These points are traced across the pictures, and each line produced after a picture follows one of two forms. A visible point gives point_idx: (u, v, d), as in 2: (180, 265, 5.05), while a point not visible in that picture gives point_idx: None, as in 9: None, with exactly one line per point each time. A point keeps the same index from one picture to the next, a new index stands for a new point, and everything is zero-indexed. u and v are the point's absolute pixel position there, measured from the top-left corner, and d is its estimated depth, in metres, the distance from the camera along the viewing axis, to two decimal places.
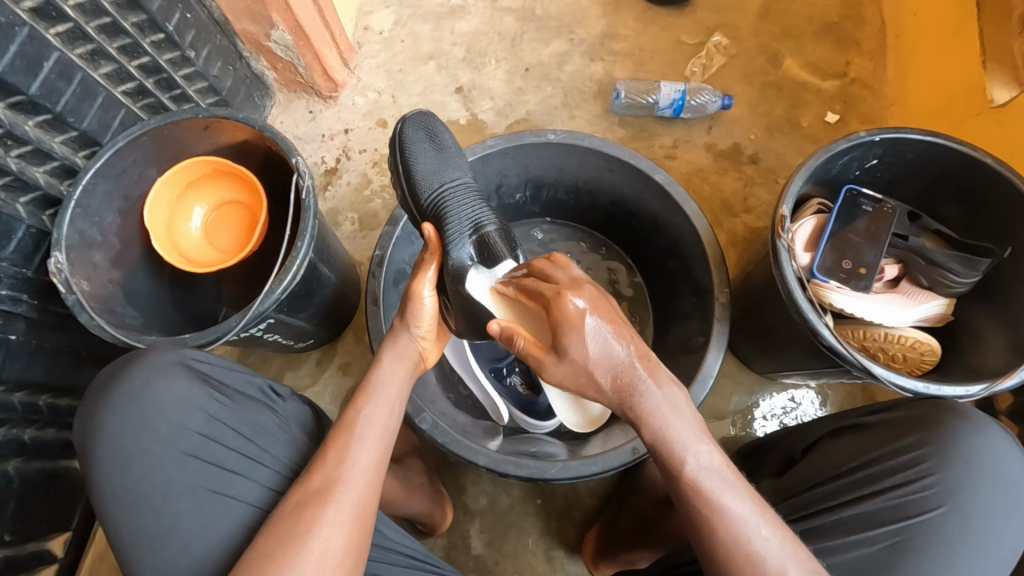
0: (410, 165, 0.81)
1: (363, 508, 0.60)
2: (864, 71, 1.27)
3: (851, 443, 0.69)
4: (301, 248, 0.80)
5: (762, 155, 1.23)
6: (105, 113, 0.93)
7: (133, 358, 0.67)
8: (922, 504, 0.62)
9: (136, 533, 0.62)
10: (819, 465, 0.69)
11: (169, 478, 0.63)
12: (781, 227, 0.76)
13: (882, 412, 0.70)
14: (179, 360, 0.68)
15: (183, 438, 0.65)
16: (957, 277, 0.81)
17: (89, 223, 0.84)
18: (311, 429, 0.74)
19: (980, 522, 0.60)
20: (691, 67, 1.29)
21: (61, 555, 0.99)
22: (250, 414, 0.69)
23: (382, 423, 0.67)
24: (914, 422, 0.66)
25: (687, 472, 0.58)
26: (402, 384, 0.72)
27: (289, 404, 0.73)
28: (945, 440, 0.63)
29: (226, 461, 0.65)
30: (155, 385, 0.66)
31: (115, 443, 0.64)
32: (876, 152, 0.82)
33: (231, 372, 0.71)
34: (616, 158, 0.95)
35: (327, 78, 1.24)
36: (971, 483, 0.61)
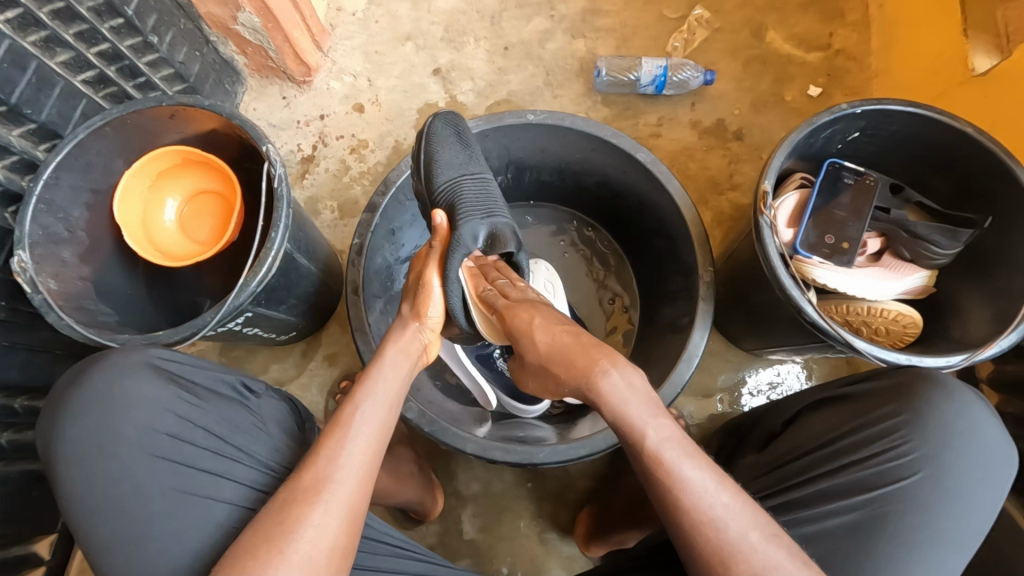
0: (427, 153, 0.83)
1: (353, 506, 0.59)
2: (848, 42, 1.26)
3: (831, 415, 0.69)
4: (276, 239, 0.78)
5: (747, 131, 1.22)
6: (65, 104, 0.89)
7: (93, 361, 0.66)
8: (898, 472, 0.62)
9: (110, 539, 0.60)
10: (798, 437, 0.70)
11: (140, 481, 0.62)
12: (763, 203, 0.75)
13: (864, 382, 0.69)
14: (143, 361, 0.66)
15: (151, 440, 0.63)
16: (940, 248, 0.81)
17: (54, 219, 0.81)
18: (289, 424, 0.73)
19: (955, 486, 0.61)
20: (673, 43, 1.27)
21: (48, 557, 0.97)
22: (221, 412, 0.67)
23: (377, 420, 0.66)
24: (890, 391, 0.67)
25: (647, 446, 0.59)
26: (400, 383, 0.71)
27: (264, 400, 0.72)
28: (923, 409, 0.64)
29: (198, 460, 0.64)
30: (119, 388, 0.64)
31: (81, 449, 0.62)
32: (859, 125, 0.81)
33: (201, 370, 0.69)
34: (597, 138, 0.93)
35: (300, 62, 1.20)
36: (946, 448, 0.62)
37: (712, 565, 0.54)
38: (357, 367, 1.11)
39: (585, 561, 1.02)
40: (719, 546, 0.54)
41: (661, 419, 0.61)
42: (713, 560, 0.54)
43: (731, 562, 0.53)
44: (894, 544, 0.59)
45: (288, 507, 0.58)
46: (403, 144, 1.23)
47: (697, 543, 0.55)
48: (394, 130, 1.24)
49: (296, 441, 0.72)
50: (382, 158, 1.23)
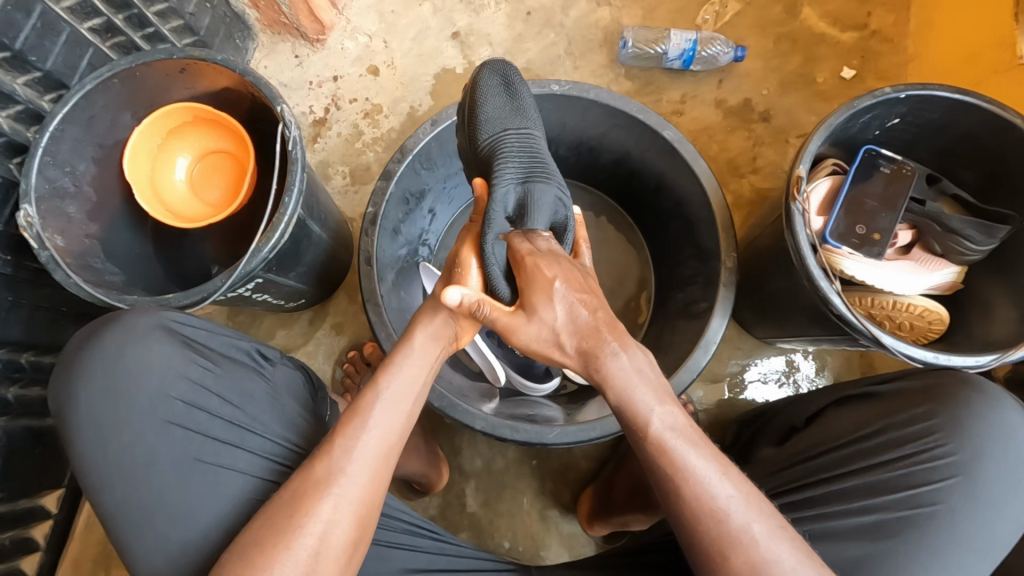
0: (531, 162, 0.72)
1: (371, 493, 0.59)
2: (885, 23, 1.20)
3: (860, 413, 0.69)
4: (290, 204, 0.75)
5: (774, 113, 1.18)
6: (71, 52, 0.85)
7: (109, 321, 0.65)
8: (927, 475, 0.62)
9: (122, 502, 0.60)
10: (822, 434, 0.70)
11: (153, 446, 0.61)
12: (796, 189, 0.72)
13: (895, 382, 0.69)
14: (157, 324, 0.65)
15: (165, 406, 0.63)
16: (972, 244, 0.78)
17: (60, 172, 0.79)
18: (303, 394, 0.72)
19: (987, 491, 0.60)
20: (703, 15, 1.21)
21: (55, 511, 0.98)
22: (235, 380, 0.66)
23: (394, 403, 0.64)
24: (923, 392, 0.66)
25: (650, 432, 0.58)
26: (427, 373, 0.68)
27: (279, 368, 0.71)
28: (958, 415, 0.63)
29: (212, 428, 0.63)
30: (133, 351, 0.63)
31: (92, 414, 0.62)
32: (899, 111, 0.78)
33: (216, 336, 0.68)
34: (622, 112, 0.89)
35: (313, 19, 1.15)
36: (979, 453, 0.61)
37: (712, 556, 0.54)
38: (365, 338, 1.10)
39: (587, 539, 1.03)
40: (708, 530, 0.54)
41: (668, 405, 0.60)
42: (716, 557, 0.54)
43: (727, 549, 0.54)
44: (917, 546, 0.59)
45: (302, 498, 0.57)
46: (417, 111, 1.20)
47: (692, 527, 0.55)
48: (409, 96, 1.20)
49: (309, 411, 0.71)
50: (395, 124, 1.19)
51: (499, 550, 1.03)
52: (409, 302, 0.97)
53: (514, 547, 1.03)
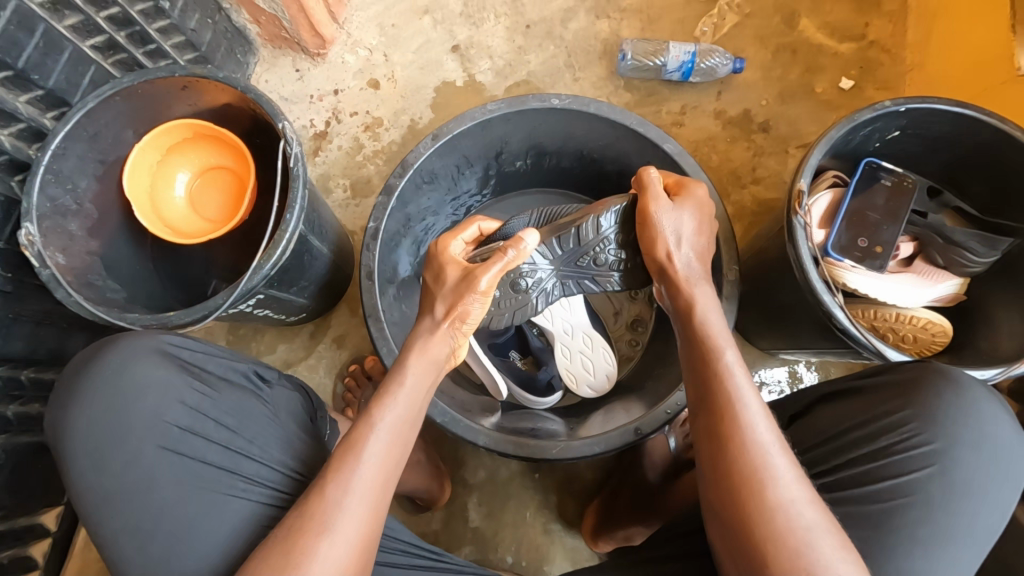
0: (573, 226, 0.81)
1: (367, 531, 0.58)
2: (883, 34, 1.21)
3: (842, 407, 0.68)
4: (291, 220, 0.75)
5: (774, 123, 1.18)
6: (73, 70, 0.85)
7: (103, 346, 0.65)
8: (905, 466, 0.61)
9: (120, 530, 0.60)
10: (807, 429, 0.69)
11: (149, 474, 0.61)
12: (798, 203, 0.72)
13: (874, 375, 0.67)
14: (153, 348, 0.65)
15: (161, 431, 0.62)
16: (974, 256, 0.78)
17: (62, 190, 0.79)
18: (300, 414, 0.72)
19: (966, 481, 0.60)
20: (702, 27, 1.22)
21: (54, 528, 0.98)
22: (234, 403, 0.66)
23: (392, 435, 0.62)
24: (901, 386, 0.65)
25: (712, 347, 0.65)
26: (424, 398, 0.65)
27: (277, 389, 0.71)
28: (930, 405, 0.62)
29: (208, 453, 0.63)
30: (128, 377, 0.63)
31: (88, 442, 0.61)
32: (899, 123, 0.78)
33: (213, 357, 0.68)
34: (622, 125, 0.89)
35: (314, 33, 1.15)
36: (954, 440, 0.60)
37: (733, 464, 0.57)
38: (367, 351, 1.10)
39: (591, 552, 1.02)
40: (752, 458, 0.57)
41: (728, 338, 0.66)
42: (739, 463, 0.57)
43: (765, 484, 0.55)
44: (897, 538, 0.58)
45: (303, 527, 0.56)
46: (418, 124, 1.20)
47: (734, 455, 0.57)
48: (409, 109, 1.20)
49: (306, 429, 0.71)
50: (396, 137, 1.19)
51: (502, 565, 1.02)
52: (411, 315, 0.97)
53: (518, 561, 1.02)
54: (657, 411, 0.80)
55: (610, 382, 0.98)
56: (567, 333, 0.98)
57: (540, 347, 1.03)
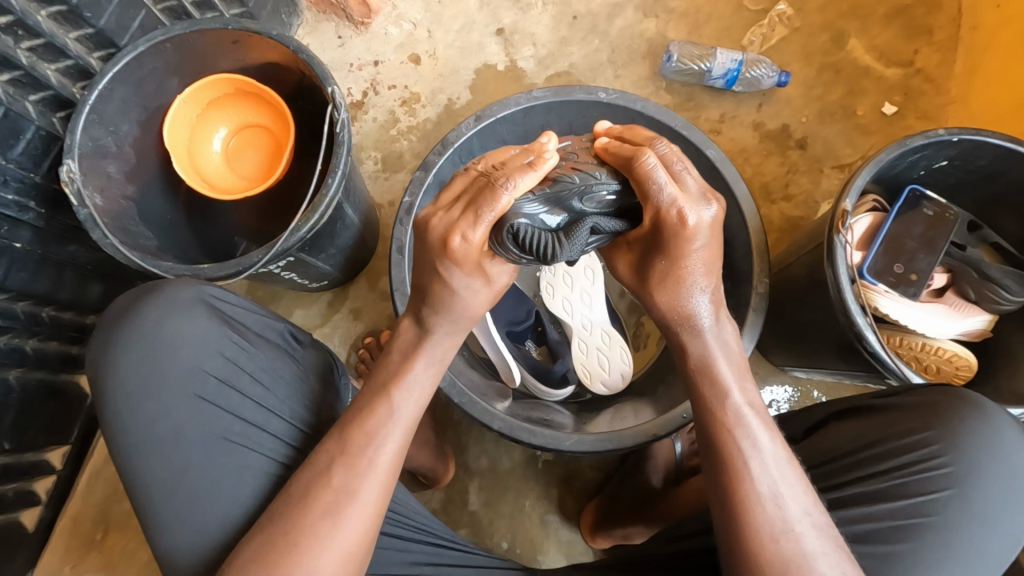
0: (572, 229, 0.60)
1: (376, 508, 0.57)
2: (931, 63, 1.20)
3: (859, 425, 0.67)
4: (332, 187, 0.75)
5: (811, 141, 1.17)
6: (124, 12, 0.85)
7: (148, 292, 0.66)
8: (925, 486, 0.60)
9: (148, 475, 0.60)
10: (823, 444, 0.69)
11: (181, 419, 0.62)
12: (841, 223, 0.72)
13: (894, 395, 0.67)
14: (198, 298, 0.66)
15: (197, 381, 0.63)
16: (1008, 293, 0.78)
17: (104, 131, 0.79)
18: (326, 381, 0.73)
19: (977, 505, 0.59)
20: (750, 37, 1.21)
21: (59, 468, 0.98)
22: (267, 361, 0.67)
23: (416, 396, 0.62)
24: (921, 408, 0.64)
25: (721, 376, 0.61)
26: (434, 378, 0.64)
27: (307, 354, 0.72)
28: (950, 427, 0.61)
29: (242, 408, 0.64)
30: (174, 324, 0.64)
31: (125, 385, 0.62)
32: (948, 154, 0.77)
33: (252, 315, 0.70)
34: (666, 127, 0.89)
35: (360, 1, 1.14)
36: (977, 464, 0.60)
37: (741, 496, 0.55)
38: (383, 325, 1.10)
39: (585, 547, 1.03)
40: (765, 519, 0.54)
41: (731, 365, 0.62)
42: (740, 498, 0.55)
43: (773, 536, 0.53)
44: (916, 558, 0.58)
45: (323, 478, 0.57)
46: (454, 104, 1.19)
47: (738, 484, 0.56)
48: (447, 88, 1.20)
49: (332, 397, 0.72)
50: (431, 115, 1.19)
51: (496, 550, 1.02)
52: None
53: (513, 549, 1.03)
54: (673, 414, 0.80)
55: (624, 383, 0.98)
56: (585, 325, 1.01)
57: (556, 340, 1.04)
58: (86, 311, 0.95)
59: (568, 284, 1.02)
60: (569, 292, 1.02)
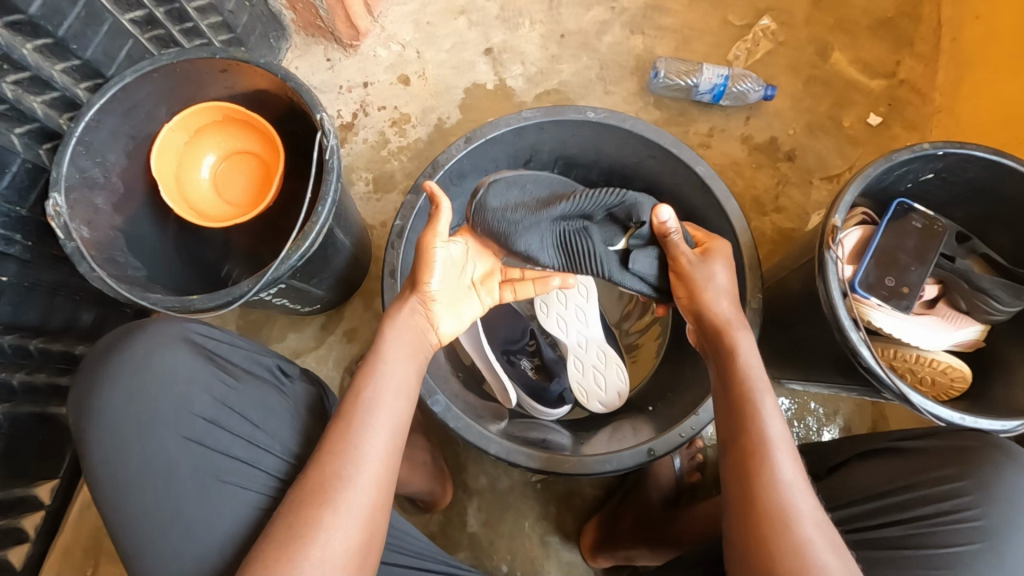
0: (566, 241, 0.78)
1: (366, 529, 0.57)
2: (914, 74, 1.21)
3: (887, 467, 0.67)
4: (323, 214, 0.74)
5: (800, 153, 1.19)
6: (111, 43, 0.85)
7: (132, 332, 0.64)
8: (954, 536, 0.59)
9: (140, 519, 0.60)
10: (849, 485, 0.68)
11: (172, 461, 0.61)
12: (832, 238, 0.72)
13: (927, 438, 0.66)
14: (182, 336, 0.65)
15: (186, 421, 0.62)
16: (999, 304, 0.78)
17: (91, 162, 0.78)
18: (321, 413, 0.70)
19: (1009, 559, 0.57)
20: (735, 52, 1.23)
21: (48, 501, 0.96)
22: (255, 396, 0.65)
23: (390, 406, 0.63)
24: (955, 454, 0.63)
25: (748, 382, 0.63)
26: (413, 378, 0.67)
27: (299, 387, 0.70)
28: (984, 475, 0.60)
29: (232, 447, 0.63)
30: (159, 364, 0.63)
31: (112, 428, 0.61)
32: (935, 167, 0.78)
33: (238, 349, 0.68)
34: (655, 144, 0.89)
35: (349, 24, 1.15)
36: (1010, 517, 0.58)
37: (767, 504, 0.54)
38: None
39: (586, 568, 1.02)
40: (795, 529, 0.53)
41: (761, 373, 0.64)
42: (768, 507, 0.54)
43: (793, 528, 0.53)
44: None
45: (306, 504, 0.56)
46: (445, 123, 1.20)
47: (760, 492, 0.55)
48: (438, 107, 1.20)
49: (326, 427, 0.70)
50: (422, 135, 1.19)
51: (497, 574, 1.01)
52: None
53: (513, 572, 1.01)
54: (672, 433, 0.80)
55: (621, 400, 0.98)
56: (580, 343, 1.00)
57: (552, 358, 1.04)
58: (76, 342, 0.94)
59: (562, 301, 1.01)
60: (564, 309, 1.01)
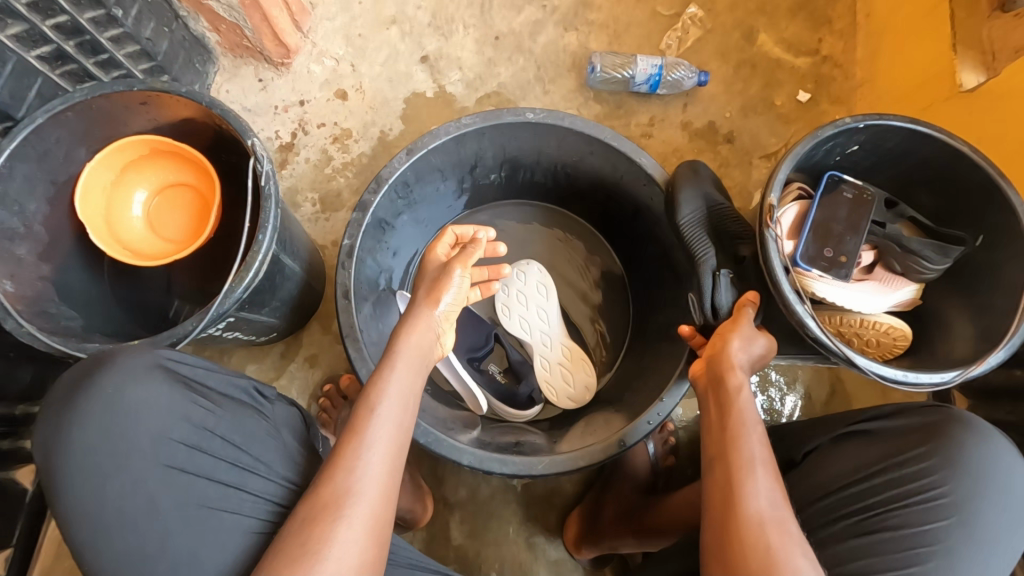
0: (689, 244, 0.82)
1: (374, 537, 0.57)
2: (835, 50, 1.27)
3: (858, 449, 0.69)
4: (264, 241, 0.72)
5: (737, 135, 1.22)
6: (17, 82, 0.81)
7: (99, 362, 0.60)
8: (929, 514, 0.62)
9: (120, 558, 0.56)
10: (825, 471, 0.70)
11: (152, 494, 0.58)
12: (769, 217, 0.75)
13: (891, 419, 0.69)
14: (154, 362, 0.62)
15: (166, 450, 0.59)
16: (929, 263, 0.82)
17: (8, 212, 0.73)
18: (299, 429, 0.70)
19: (979, 528, 0.61)
20: (666, 41, 1.25)
21: (2, 574, 0.91)
22: (236, 419, 0.63)
23: (394, 418, 0.62)
24: (919, 432, 0.66)
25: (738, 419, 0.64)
26: (415, 387, 0.66)
27: (277, 406, 0.68)
28: (950, 452, 0.64)
29: (218, 471, 0.61)
30: (132, 393, 0.59)
31: (83, 466, 0.57)
32: (859, 139, 0.82)
33: (214, 373, 0.65)
34: (596, 140, 0.90)
35: (277, 43, 1.12)
36: (975, 488, 0.62)
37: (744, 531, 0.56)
38: (341, 369, 1.07)
39: (574, 564, 1.02)
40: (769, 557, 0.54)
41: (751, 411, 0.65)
42: (745, 532, 0.56)
43: (766, 530, 0.56)
44: None
45: (315, 521, 0.56)
46: (388, 136, 1.18)
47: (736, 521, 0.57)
48: (378, 120, 1.18)
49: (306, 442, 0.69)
50: (365, 149, 1.17)
51: None
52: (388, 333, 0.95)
53: None
54: (639, 422, 0.81)
55: (590, 394, 1.00)
56: (545, 343, 1.02)
57: (518, 361, 1.03)
58: (14, 401, 0.89)
59: (524, 302, 1.03)
60: (527, 311, 1.03)
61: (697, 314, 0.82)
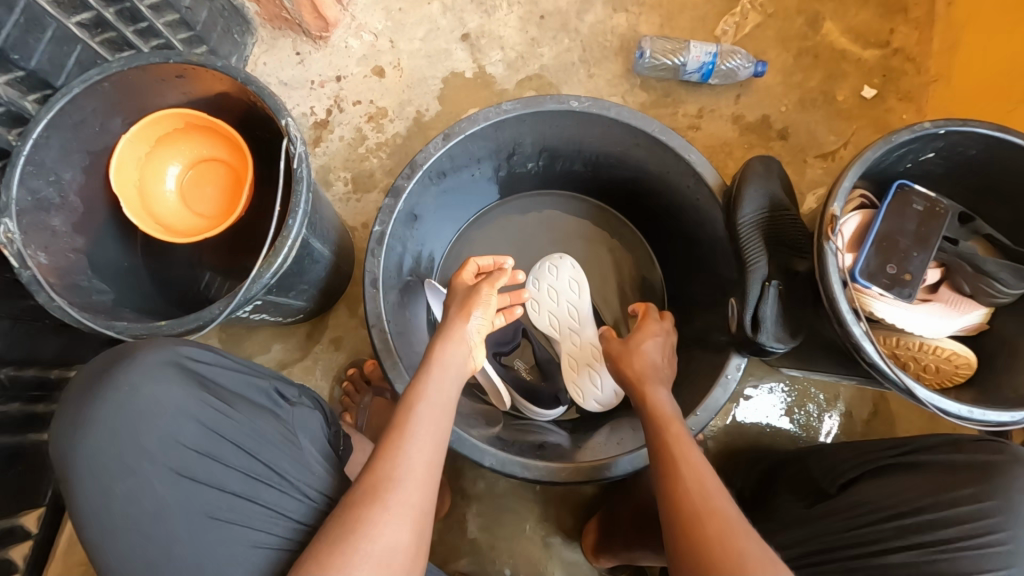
0: (741, 244, 0.78)
1: (417, 528, 0.56)
2: (908, 42, 1.17)
3: (905, 483, 0.64)
4: (294, 226, 0.70)
5: (792, 131, 1.14)
6: (57, 49, 0.79)
7: (115, 360, 0.60)
8: (982, 562, 0.57)
9: (127, 564, 0.56)
10: (864, 503, 0.65)
11: (161, 499, 0.57)
12: (831, 228, 0.69)
13: (946, 453, 0.64)
14: (167, 362, 0.61)
15: (175, 455, 0.59)
16: (1004, 286, 0.76)
17: (45, 183, 0.73)
18: (320, 435, 0.67)
19: None
20: (723, 26, 1.17)
21: (35, 531, 0.94)
22: (248, 423, 0.62)
23: (433, 421, 0.64)
24: (977, 471, 0.61)
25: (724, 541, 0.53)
26: (450, 395, 0.68)
27: (296, 409, 0.66)
28: (1012, 497, 0.58)
29: (227, 479, 0.59)
30: (143, 394, 0.59)
31: (95, 467, 0.57)
32: (935, 146, 0.74)
33: (230, 373, 0.64)
34: (643, 133, 0.85)
35: (316, 15, 1.09)
36: None
37: None
38: (365, 354, 1.06)
39: (589, 567, 1.01)
40: None
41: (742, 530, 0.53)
42: None
43: None
44: None
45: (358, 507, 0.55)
46: (424, 116, 1.14)
47: None
48: (415, 99, 1.15)
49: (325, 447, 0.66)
50: (400, 129, 1.14)
51: None
52: (414, 323, 0.93)
53: None
54: None
55: (618, 399, 0.95)
56: (573, 340, 0.97)
57: (546, 359, 1.01)
58: (48, 366, 0.90)
59: (553, 295, 0.99)
60: (555, 304, 0.98)
61: (733, 322, 0.78)
